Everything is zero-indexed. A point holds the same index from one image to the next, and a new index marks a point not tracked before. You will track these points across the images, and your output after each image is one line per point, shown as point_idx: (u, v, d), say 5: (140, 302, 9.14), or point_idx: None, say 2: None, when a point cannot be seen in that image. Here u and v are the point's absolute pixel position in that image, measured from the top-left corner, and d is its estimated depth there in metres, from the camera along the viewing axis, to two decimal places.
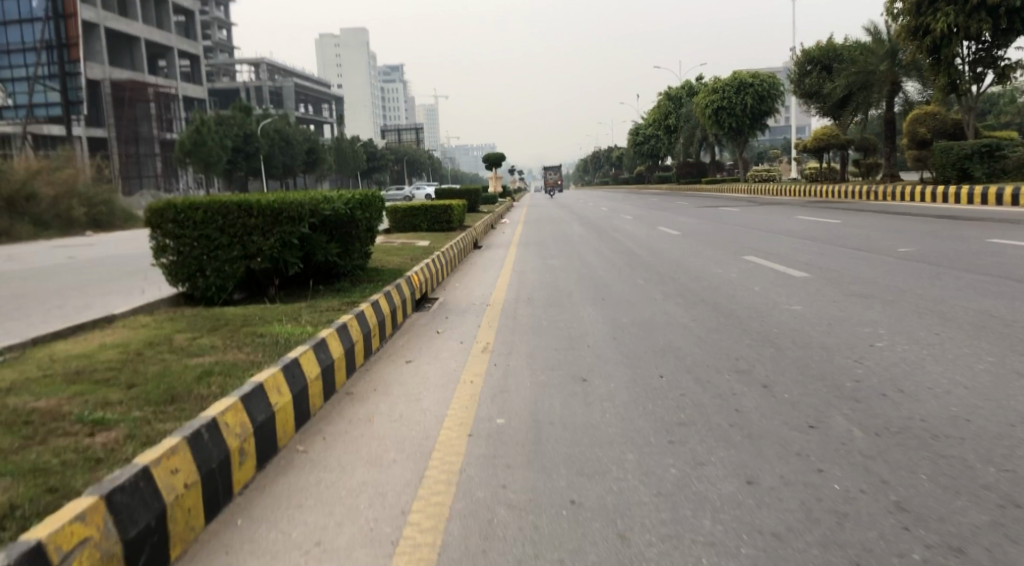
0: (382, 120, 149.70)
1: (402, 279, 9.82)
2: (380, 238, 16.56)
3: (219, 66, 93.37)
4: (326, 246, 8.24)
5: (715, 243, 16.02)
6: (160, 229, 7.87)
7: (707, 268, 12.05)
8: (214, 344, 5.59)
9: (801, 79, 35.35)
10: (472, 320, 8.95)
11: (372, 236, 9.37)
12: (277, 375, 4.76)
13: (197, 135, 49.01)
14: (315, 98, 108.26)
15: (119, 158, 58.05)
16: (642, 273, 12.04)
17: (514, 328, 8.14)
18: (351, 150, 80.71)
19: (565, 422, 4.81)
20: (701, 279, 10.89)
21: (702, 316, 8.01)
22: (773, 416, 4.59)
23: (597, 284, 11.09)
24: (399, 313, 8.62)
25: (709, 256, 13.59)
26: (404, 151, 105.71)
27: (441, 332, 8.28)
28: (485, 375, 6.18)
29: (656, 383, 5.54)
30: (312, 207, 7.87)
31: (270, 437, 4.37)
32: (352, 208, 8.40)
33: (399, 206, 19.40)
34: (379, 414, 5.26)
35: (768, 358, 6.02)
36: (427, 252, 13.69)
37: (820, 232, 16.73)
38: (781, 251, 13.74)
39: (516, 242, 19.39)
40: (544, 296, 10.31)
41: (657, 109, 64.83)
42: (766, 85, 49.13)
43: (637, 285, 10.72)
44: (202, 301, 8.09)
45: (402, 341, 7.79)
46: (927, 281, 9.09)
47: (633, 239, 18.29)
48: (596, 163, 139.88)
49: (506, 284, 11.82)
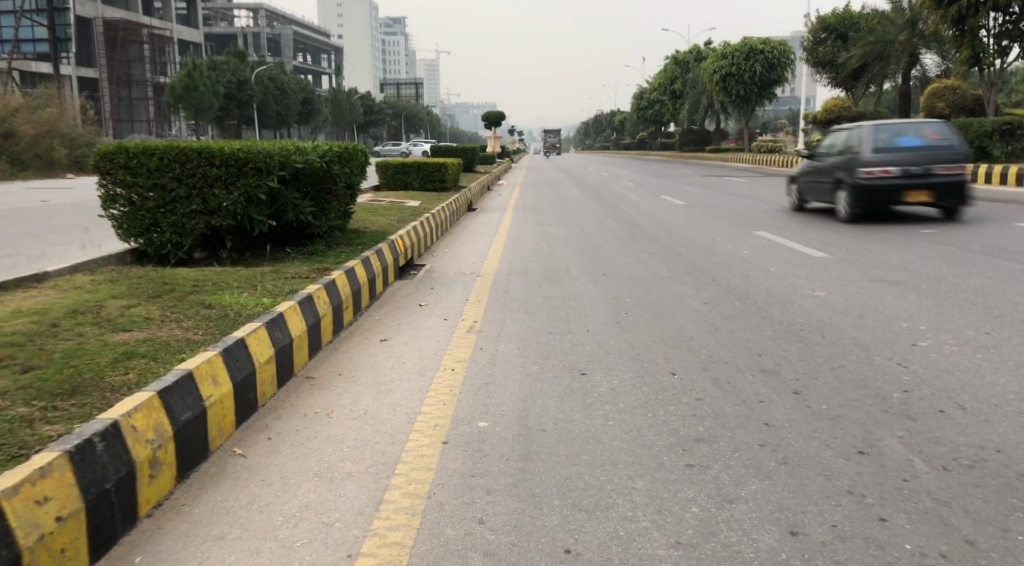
0: (381, 73, 146.84)
1: (384, 243, 8.95)
2: (368, 195, 15.62)
3: (216, 10, 90.82)
4: (298, 204, 7.37)
5: (722, 215, 15.15)
6: (109, 175, 6.93)
7: (715, 243, 11.24)
8: (149, 315, 4.74)
9: (814, 47, 34.15)
10: (459, 292, 8.12)
11: (352, 196, 8.49)
12: (212, 361, 3.92)
13: (189, 79, 47.43)
14: (314, 48, 105.80)
15: (110, 100, 56.36)
16: (646, 246, 11.18)
17: (505, 305, 7.33)
18: (349, 102, 78.89)
19: (560, 429, 4.02)
20: (710, 256, 10.05)
21: (715, 299, 7.20)
22: (810, 436, 3.81)
23: (597, 257, 10.25)
24: (379, 282, 7.78)
25: (717, 230, 12.76)
26: (403, 107, 103.70)
27: (424, 304, 7.45)
28: (469, 362, 5.38)
29: (666, 383, 4.75)
30: (283, 158, 6.99)
31: (197, 438, 3.56)
32: (328, 161, 7.51)
33: (391, 161, 18.40)
34: (339, 409, 4.45)
35: (795, 356, 5.22)
36: (417, 214, 12.79)
37: (833, 208, 15.88)
38: (794, 227, 12.89)
39: (512, 206, 18.49)
40: (540, 268, 9.48)
41: (662, 73, 63.32)
42: (776, 52, 47.71)
43: (641, 260, 9.88)
44: (155, 259, 7.20)
45: (378, 313, 6.97)
46: (961, 267, 8.28)
47: (635, 207, 17.40)
48: (597, 127, 137.97)
49: (498, 253, 10.97)
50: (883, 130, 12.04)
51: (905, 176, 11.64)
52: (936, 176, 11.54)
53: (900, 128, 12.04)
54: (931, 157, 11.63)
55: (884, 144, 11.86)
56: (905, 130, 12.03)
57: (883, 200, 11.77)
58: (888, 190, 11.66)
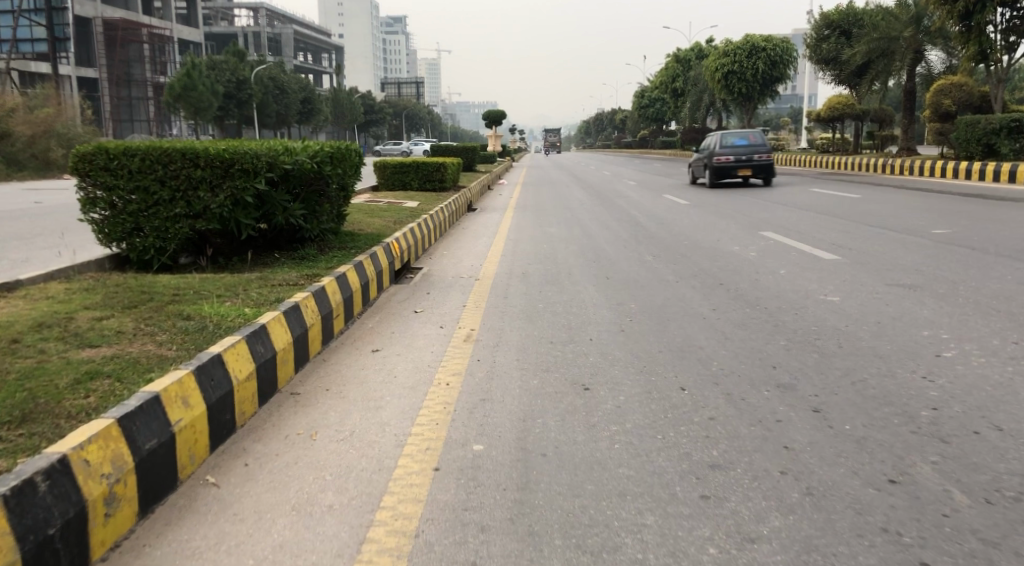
0: (382, 72, 146.59)
1: (380, 246, 8.63)
2: (365, 196, 15.30)
3: (217, 9, 90.52)
4: (288, 206, 7.04)
5: (727, 215, 14.83)
6: (89, 178, 6.59)
7: (721, 244, 10.92)
8: (122, 329, 4.42)
9: (818, 44, 33.79)
10: (456, 297, 7.79)
11: (344, 197, 8.19)
12: (183, 382, 3.59)
13: (188, 79, 47.11)
14: (314, 47, 105.46)
15: (110, 100, 56.10)
16: (649, 247, 10.85)
17: (503, 311, 7.01)
18: (349, 101, 78.46)
19: (562, 454, 3.70)
20: (716, 258, 9.73)
21: (724, 305, 6.87)
22: (835, 461, 3.50)
23: (599, 259, 9.91)
24: (372, 288, 7.45)
25: (721, 231, 12.45)
26: (404, 106, 103.34)
27: (419, 311, 7.13)
28: (465, 376, 5.06)
29: (676, 399, 4.42)
30: (270, 159, 6.67)
31: (164, 468, 3.24)
32: (320, 162, 7.19)
33: (389, 161, 18.06)
34: (324, 430, 4.13)
35: (812, 369, 4.90)
36: (414, 214, 12.47)
37: (839, 208, 15.55)
38: (801, 227, 12.54)
39: (512, 206, 18.16)
40: (540, 271, 9.15)
41: (663, 72, 62.91)
42: (778, 50, 47.36)
43: (645, 262, 9.54)
44: (138, 265, 6.87)
45: (371, 321, 6.65)
46: (978, 270, 7.95)
47: (638, 207, 17.06)
48: (598, 126, 137.50)
49: (498, 255, 10.64)
50: (729, 135, 21.44)
51: (737, 161, 21.18)
52: (757, 159, 20.58)
53: (740, 134, 21.31)
54: (752, 151, 21.13)
55: (728, 143, 21.27)
56: (742, 135, 21.35)
57: (726, 173, 21.14)
58: (727, 168, 21.19)
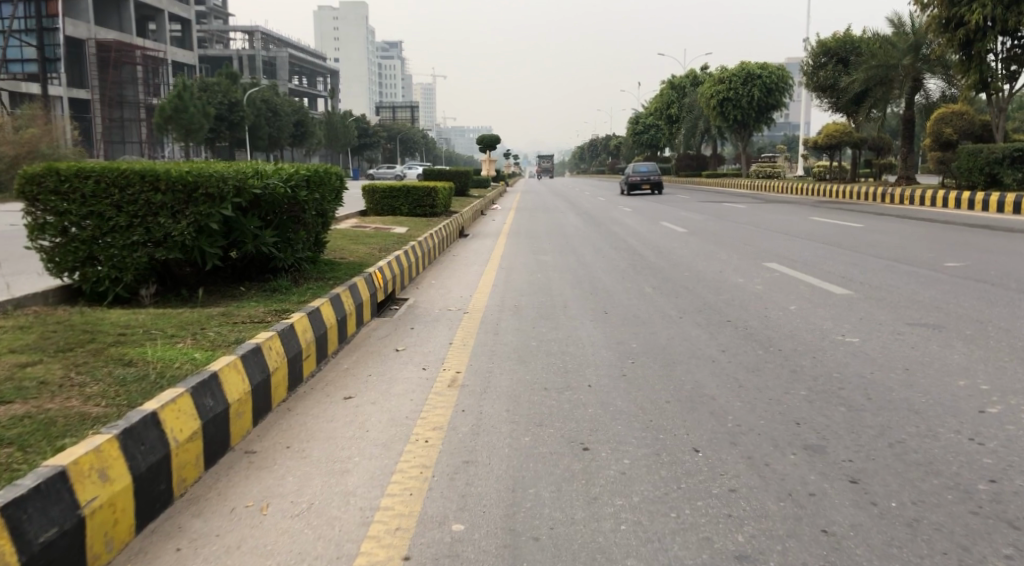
0: (377, 97, 146.92)
1: (362, 276, 8.05)
2: (352, 221, 14.80)
3: (212, 32, 90.63)
4: (258, 233, 6.46)
5: (727, 244, 14.34)
6: (36, 201, 5.99)
7: (724, 276, 10.39)
8: (46, 379, 3.80)
9: (814, 71, 33.69)
10: (442, 333, 7.21)
11: (322, 224, 7.63)
12: (102, 450, 2.96)
13: (179, 100, 46.80)
14: (310, 71, 105.77)
15: (102, 122, 55.56)
16: (649, 279, 10.32)
17: (494, 350, 6.42)
18: (343, 124, 78.21)
19: (559, 538, 3.09)
20: (720, 291, 9.21)
21: (734, 346, 6.33)
22: (887, 551, 2.91)
23: (596, 291, 9.38)
24: (350, 322, 6.87)
25: (723, 261, 11.96)
26: (398, 129, 103.47)
27: (401, 348, 6.54)
28: (449, 430, 4.45)
29: (688, 464, 3.83)
30: (238, 183, 6.09)
31: (66, 563, 2.61)
32: (294, 186, 6.63)
33: (379, 185, 17.57)
34: (277, 502, 3.50)
35: (841, 427, 4.32)
36: (402, 241, 11.91)
37: (844, 238, 15.09)
38: (807, 259, 12.06)
39: (505, 232, 17.67)
40: (534, 304, 8.60)
41: (658, 98, 63.02)
42: (774, 78, 47.43)
43: (646, 295, 9.00)
44: (92, 297, 6.27)
45: (346, 362, 6.05)
46: (1002, 309, 7.45)
47: (635, 234, 16.60)
48: (592, 152, 138.02)
49: (489, 286, 10.07)
50: (636, 168, 36.83)
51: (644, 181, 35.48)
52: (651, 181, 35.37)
53: (642, 166, 36.79)
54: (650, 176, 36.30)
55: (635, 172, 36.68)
56: (644, 168, 36.76)
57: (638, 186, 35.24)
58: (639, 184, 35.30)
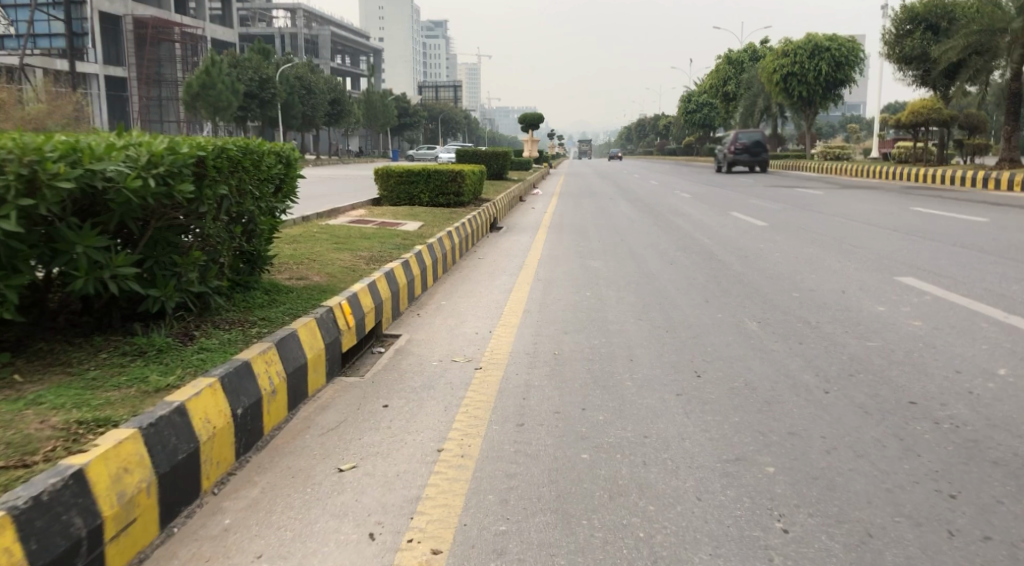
0: (420, 77, 143.58)
1: (313, 312, 5.18)
2: (354, 213, 11.98)
3: (254, 10, 88.77)
4: (97, 258, 3.65)
5: (831, 245, 11.15)
6: None
7: (853, 302, 7.33)
8: None
9: (898, 41, 29.68)
10: (428, 422, 4.31)
11: (241, 234, 4.86)
12: None
13: (207, 76, 44.65)
14: (352, 51, 103.46)
15: (138, 100, 53.85)
16: (748, 305, 7.26)
17: (514, 482, 3.50)
18: (383, 103, 75.37)
19: None
20: (865, 333, 6.12)
21: (972, 491, 3.30)
22: None
23: (675, 329, 6.38)
24: (266, 410, 4.00)
25: (838, 273, 8.84)
26: (440, 109, 100.82)
27: (345, 468, 3.70)
28: None
29: None
30: (31, 170, 3.25)
31: None
32: (161, 173, 3.79)
33: (395, 167, 14.70)
34: None
35: None
36: (406, 242, 9.06)
37: (979, 238, 11.72)
38: (955, 272, 8.84)
39: (545, 225, 14.72)
40: (584, 355, 5.64)
41: (713, 74, 58.85)
42: (843, 50, 43.13)
43: (750, 340, 6.00)
44: None
45: (233, 514, 3.20)
46: None
47: (704, 229, 13.50)
48: (639, 133, 133.07)
49: (514, 313, 7.14)
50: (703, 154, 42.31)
51: None
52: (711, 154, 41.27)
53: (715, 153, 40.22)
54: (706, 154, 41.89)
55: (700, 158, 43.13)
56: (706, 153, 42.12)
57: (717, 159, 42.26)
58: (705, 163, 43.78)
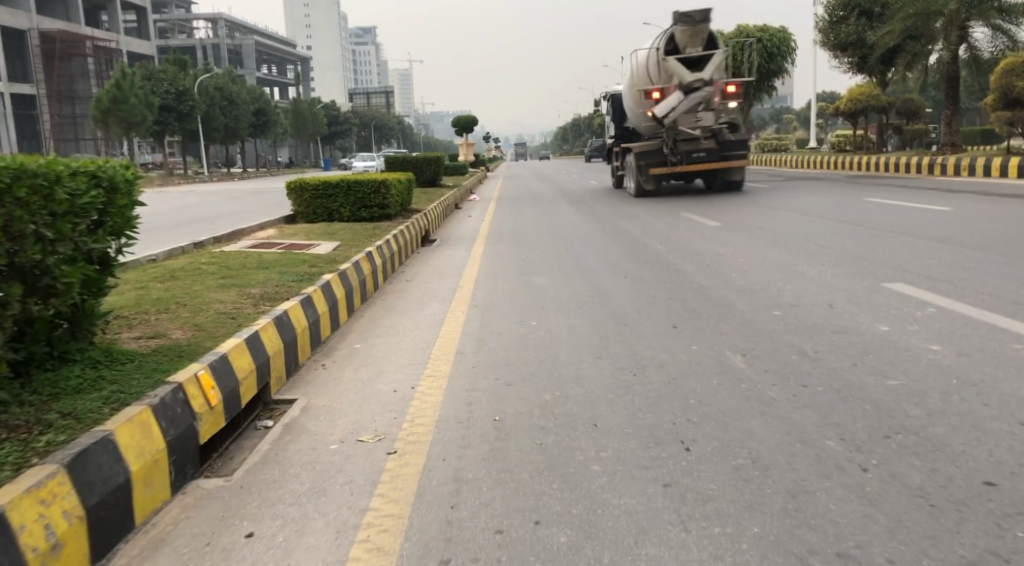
0: (351, 84, 140.51)
1: (149, 395, 3.69)
2: (261, 235, 10.38)
3: (173, 21, 84.84)
4: None
5: (796, 246, 10.10)
6: None
7: (845, 318, 6.18)
8: None
9: (833, 27, 29.04)
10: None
11: (23, 292, 3.35)
12: None
13: (118, 90, 41.77)
14: (280, 59, 100.25)
15: (49, 119, 50.54)
16: (726, 331, 6.01)
17: None
18: (312, 112, 72.89)
19: None
20: (879, 362, 4.91)
21: None
22: None
23: (645, 372, 5.06)
24: None
25: (816, 280, 7.72)
26: (372, 116, 98.60)
27: None
28: None
29: None
30: None
31: None
32: None
33: (309, 181, 13.09)
34: None
35: None
36: (314, 270, 7.57)
37: (949, 229, 10.83)
38: (944, 272, 7.82)
39: (482, 236, 13.37)
40: (530, 422, 4.26)
41: None
42: (775, 41, 42.85)
43: (745, 384, 4.70)
44: None
45: None
46: None
47: (655, 233, 12.36)
48: (575, 131, 133.10)
49: (444, 357, 5.74)
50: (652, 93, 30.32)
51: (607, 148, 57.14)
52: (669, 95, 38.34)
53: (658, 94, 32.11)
54: None
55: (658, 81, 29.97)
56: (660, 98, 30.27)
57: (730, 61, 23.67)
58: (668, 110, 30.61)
